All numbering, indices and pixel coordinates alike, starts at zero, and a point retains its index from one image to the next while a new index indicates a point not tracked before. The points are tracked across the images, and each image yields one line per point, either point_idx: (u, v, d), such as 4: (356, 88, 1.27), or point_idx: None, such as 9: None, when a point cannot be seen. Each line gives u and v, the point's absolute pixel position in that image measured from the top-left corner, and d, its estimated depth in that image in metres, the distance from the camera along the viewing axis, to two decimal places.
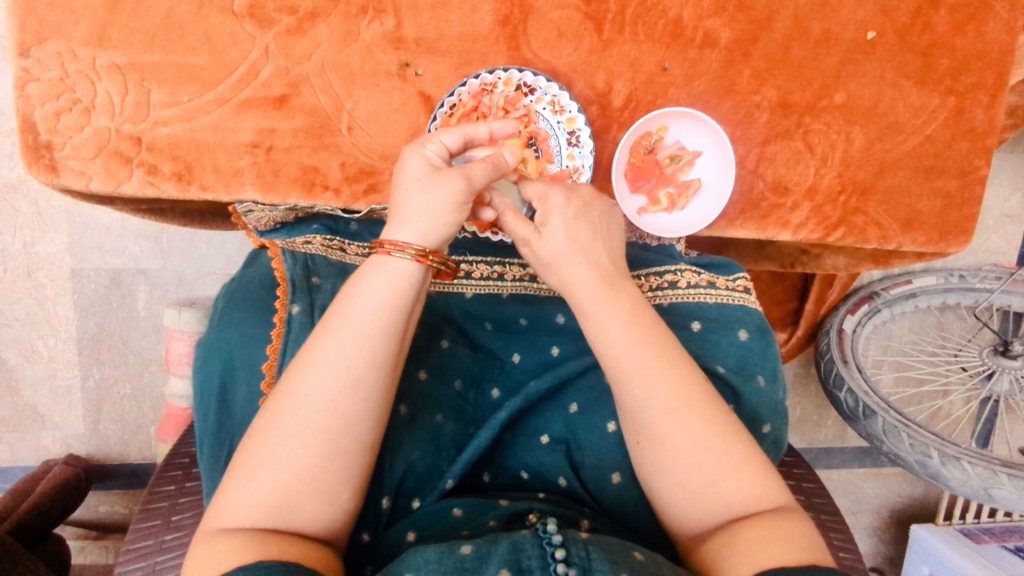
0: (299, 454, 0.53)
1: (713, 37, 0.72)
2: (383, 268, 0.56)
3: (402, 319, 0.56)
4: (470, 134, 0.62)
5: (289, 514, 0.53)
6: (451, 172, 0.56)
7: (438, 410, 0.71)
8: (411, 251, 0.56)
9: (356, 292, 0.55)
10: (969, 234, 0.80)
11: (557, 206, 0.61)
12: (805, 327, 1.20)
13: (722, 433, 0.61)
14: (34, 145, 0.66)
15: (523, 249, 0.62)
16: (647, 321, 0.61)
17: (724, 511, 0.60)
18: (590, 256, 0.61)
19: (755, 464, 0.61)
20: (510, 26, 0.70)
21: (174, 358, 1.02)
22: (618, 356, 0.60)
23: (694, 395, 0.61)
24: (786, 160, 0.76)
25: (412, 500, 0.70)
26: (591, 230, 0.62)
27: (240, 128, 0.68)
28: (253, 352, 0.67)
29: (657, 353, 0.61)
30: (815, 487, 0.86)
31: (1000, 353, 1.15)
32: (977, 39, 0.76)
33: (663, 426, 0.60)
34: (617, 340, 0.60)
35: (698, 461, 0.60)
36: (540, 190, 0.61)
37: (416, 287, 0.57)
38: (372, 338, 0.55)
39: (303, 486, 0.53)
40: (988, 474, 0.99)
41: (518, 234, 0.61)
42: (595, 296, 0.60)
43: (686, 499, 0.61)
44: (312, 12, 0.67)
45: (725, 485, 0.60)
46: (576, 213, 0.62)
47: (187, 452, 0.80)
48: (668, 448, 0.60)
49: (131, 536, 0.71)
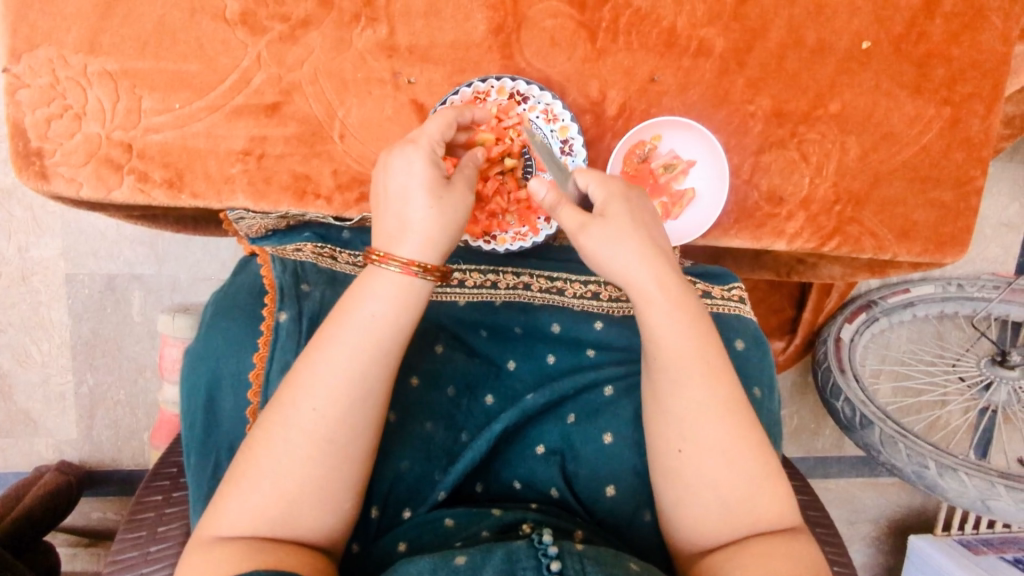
0: (299, 464, 0.53)
1: (707, 46, 0.72)
2: (382, 278, 0.55)
3: (402, 330, 0.56)
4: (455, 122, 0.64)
5: (287, 523, 0.53)
6: (466, 191, 0.59)
7: (429, 417, 0.71)
8: (432, 274, 0.56)
9: (356, 303, 0.55)
10: (965, 245, 0.80)
11: (615, 201, 0.60)
12: (802, 336, 1.19)
13: (762, 443, 0.61)
14: (25, 151, 0.65)
15: (579, 237, 0.59)
16: (705, 324, 0.61)
17: (749, 528, 0.59)
18: (659, 247, 0.61)
19: (784, 481, 0.61)
20: (503, 35, 0.69)
21: (167, 363, 1.02)
22: (680, 354, 0.59)
23: (744, 401, 0.61)
24: (781, 170, 0.75)
25: (403, 510, 0.69)
26: (653, 223, 0.62)
27: (231, 135, 0.68)
28: (240, 361, 0.66)
29: (716, 354, 0.61)
30: (811, 500, 0.85)
31: (998, 363, 1.15)
32: (972, 48, 0.76)
33: (714, 430, 0.59)
34: (679, 337, 0.59)
35: (738, 472, 0.59)
36: (594, 179, 0.61)
37: (418, 300, 0.56)
38: (375, 348, 0.54)
39: (302, 496, 0.53)
40: (986, 485, 0.98)
41: (577, 219, 0.59)
42: (657, 289, 0.59)
43: (716, 514, 0.59)
44: (305, 19, 0.66)
45: (757, 501, 0.59)
46: (638, 203, 0.62)
47: (174, 462, 0.79)
48: (715, 455, 0.59)
49: (117, 547, 0.70)
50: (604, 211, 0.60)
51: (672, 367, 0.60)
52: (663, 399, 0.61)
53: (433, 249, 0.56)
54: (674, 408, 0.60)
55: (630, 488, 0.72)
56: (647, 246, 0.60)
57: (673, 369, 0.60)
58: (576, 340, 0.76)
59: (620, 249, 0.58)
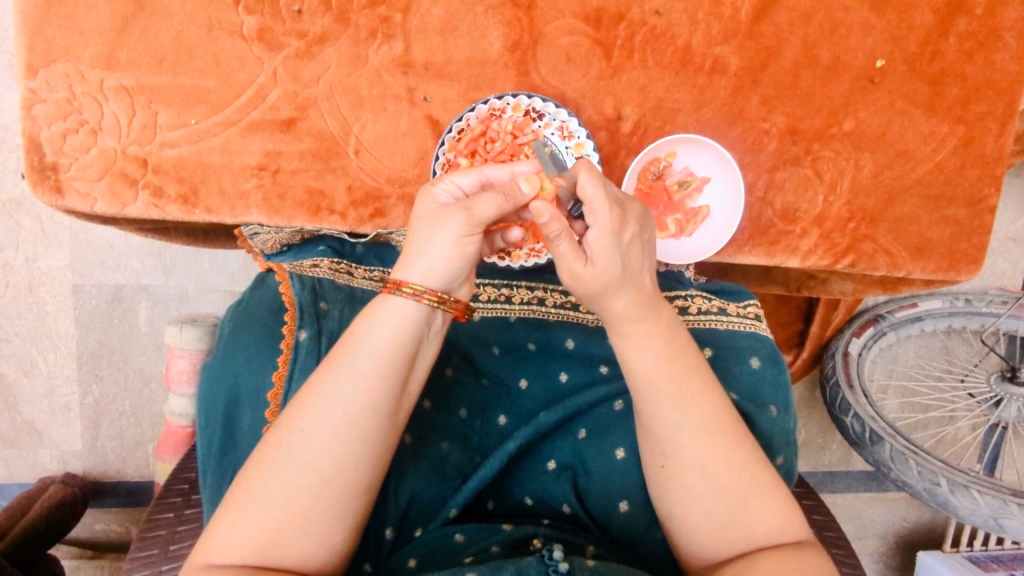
0: (289, 492, 0.52)
1: (722, 63, 0.72)
2: (385, 308, 0.54)
3: (404, 361, 0.54)
4: (489, 177, 0.59)
5: (275, 553, 0.52)
6: (453, 206, 0.53)
7: (445, 438, 0.70)
8: (408, 291, 0.53)
9: (358, 330, 0.54)
10: (978, 264, 0.79)
11: (609, 235, 0.53)
12: (810, 350, 1.19)
13: (753, 458, 0.60)
14: (40, 166, 0.65)
15: (570, 280, 0.56)
16: (685, 342, 0.60)
17: (743, 542, 0.59)
18: (636, 284, 0.57)
19: (781, 493, 0.60)
20: (519, 51, 0.69)
21: (173, 375, 1.02)
22: (652, 377, 0.59)
23: (726, 416, 0.60)
24: (795, 187, 0.75)
25: (415, 529, 0.68)
26: (643, 255, 0.57)
27: (247, 150, 0.68)
28: (260, 379, 0.65)
29: (695, 373, 0.60)
30: (826, 519, 0.83)
31: (1007, 379, 1.14)
32: (986, 67, 0.76)
33: (684, 448, 0.59)
34: (652, 360, 0.59)
35: (722, 489, 0.59)
36: (590, 202, 0.53)
37: (418, 328, 0.55)
38: (375, 378, 0.53)
39: (291, 525, 0.52)
40: (999, 503, 0.97)
41: (566, 266, 0.54)
42: (630, 318, 0.57)
43: (710, 530, 0.60)
44: (321, 36, 0.66)
45: (752, 515, 0.59)
46: (629, 242, 0.55)
47: (186, 478, 0.79)
48: (696, 472, 0.59)
49: (129, 565, 0.69)
50: (591, 257, 0.54)
51: (668, 395, 0.59)
52: (644, 419, 0.61)
53: (430, 274, 0.54)
54: (650, 424, 0.60)
55: (643, 505, 0.70)
56: (618, 291, 0.56)
57: (647, 393, 0.59)
58: (589, 356, 0.77)
59: (599, 297, 0.57)
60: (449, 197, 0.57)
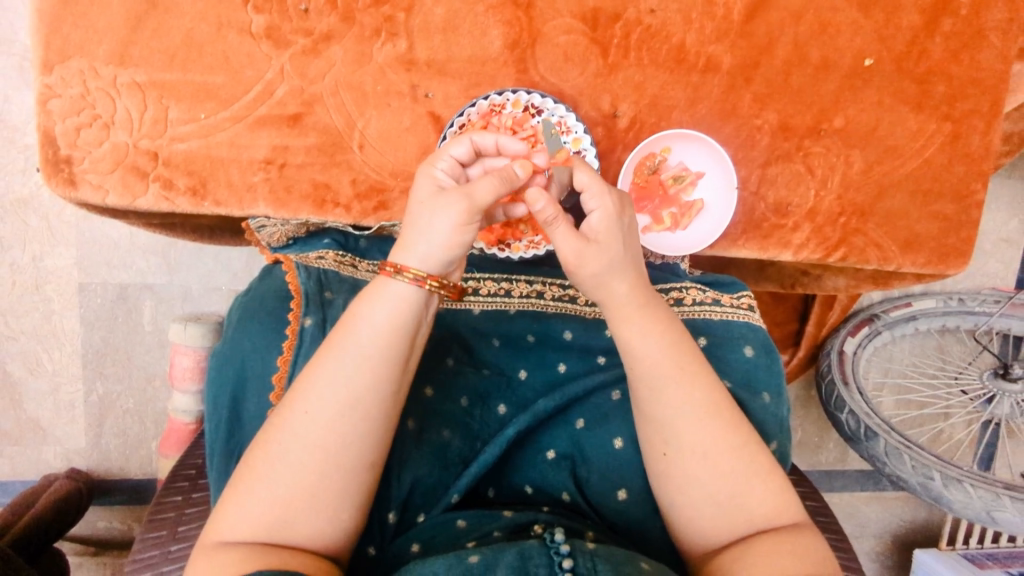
0: (295, 471, 0.53)
1: (715, 62, 0.74)
2: (384, 292, 0.56)
3: (404, 343, 0.56)
4: (478, 145, 0.63)
5: (285, 530, 0.53)
6: (454, 193, 0.55)
7: (445, 426, 0.72)
8: (409, 275, 0.55)
9: (357, 313, 0.56)
10: (966, 258, 0.81)
11: (612, 218, 0.57)
12: (806, 348, 1.20)
13: (749, 441, 0.62)
14: (54, 159, 0.67)
15: (571, 266, 0.58)
16: (679, 330, 0.62)
17: (746, 526, 0.60)
18: (635, 268, 0.60)
19: (778, 476, 0.62)
20: (518, 50, 0.72)
21: (178, 372, 1.03)
22: (654, 363, 0.61)
23: (722, 401, 0.62)
24: (787, 182, 0.77)
25: (418, 514, 0.69)
26: (635, 243, 0.61)
27: (254, 145, 0.70)
28: (266, 363, 0.68)
29: (691, 359, 0.62)
30: (820, 506, 0.85)
31: (1000, 376, 1.16)
32: (971, 66, 0.78)
33: (684, 432, 0.61)
34: (653, 346, 0.60)
35: (723, 473, 0.60)
36: (594, 192, 0.57)
37: (417, 312, 0.56)
38: (376, 360, 0.55)
39: (297, 503, 0.53)
40: (991, 497, 0.98)
41: (568, 250, 0.57)
42: (632, 304, 0.60)
43: (711, 515, 0.61)
44: (327, 34, 0.69)
45: (752, 498, 0.60)
46: (628, 226, 0.59)
47: (193, 464, 0.80)
48: (697, 456, 0.61)
49: (139, 546, 0.71)
50: (596, 237, 0.57)
51: (663, 375, 0.61)
52: (643, 406, 0.63)
53: (430, 259, 0.56)
54: (652, 412, 0.62)
55: (641, 494, 0.72)
56: (622, 273, 0.59)
57: (648, 379, 0.61)
58: (587, 347, 0.78)
59: (603, 279, 0.59)
60: (448, 179, 0.59)
